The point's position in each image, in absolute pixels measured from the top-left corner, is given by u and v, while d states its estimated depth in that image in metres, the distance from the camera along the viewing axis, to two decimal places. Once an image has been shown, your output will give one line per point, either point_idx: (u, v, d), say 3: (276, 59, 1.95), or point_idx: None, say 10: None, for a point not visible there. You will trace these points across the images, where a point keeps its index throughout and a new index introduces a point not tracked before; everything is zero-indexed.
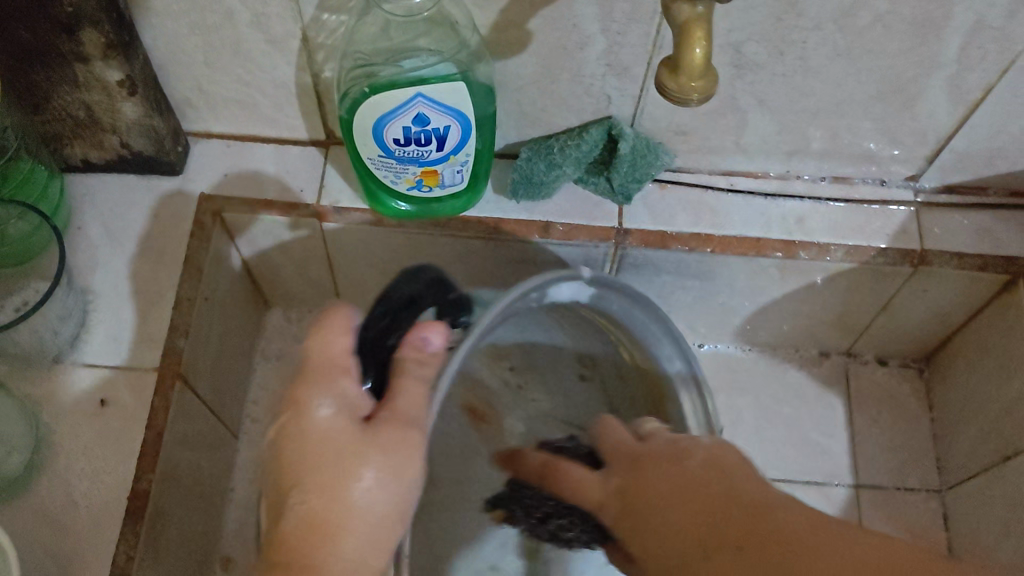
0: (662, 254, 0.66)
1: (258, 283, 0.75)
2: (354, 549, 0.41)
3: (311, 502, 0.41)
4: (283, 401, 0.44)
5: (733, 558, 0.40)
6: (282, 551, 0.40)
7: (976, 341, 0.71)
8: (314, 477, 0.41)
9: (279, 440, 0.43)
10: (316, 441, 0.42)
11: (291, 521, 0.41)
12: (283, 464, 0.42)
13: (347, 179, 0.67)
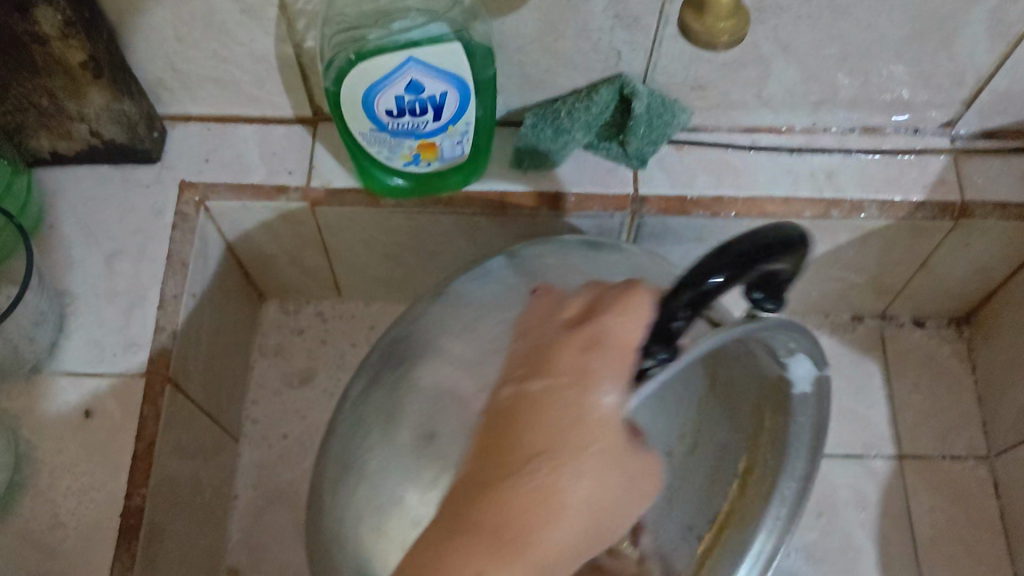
0: (683, 221, 0.61)
1: (251, 274, 0.70)
2: (557, 553, 0.37)
3: (557, 479, 0.38)
4: (546, 353, 0.41)
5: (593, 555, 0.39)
6: (511, 507, 0.37)
7: (1022, 297, 0.67)
8: (571, 454, 0.38)
9: (539, 394, 0.39)
10: (591, 423, 0.38)
11: (527, 485, 0.37)
12: (535, 422, 0.38)
13: (339, 158, 0.62)
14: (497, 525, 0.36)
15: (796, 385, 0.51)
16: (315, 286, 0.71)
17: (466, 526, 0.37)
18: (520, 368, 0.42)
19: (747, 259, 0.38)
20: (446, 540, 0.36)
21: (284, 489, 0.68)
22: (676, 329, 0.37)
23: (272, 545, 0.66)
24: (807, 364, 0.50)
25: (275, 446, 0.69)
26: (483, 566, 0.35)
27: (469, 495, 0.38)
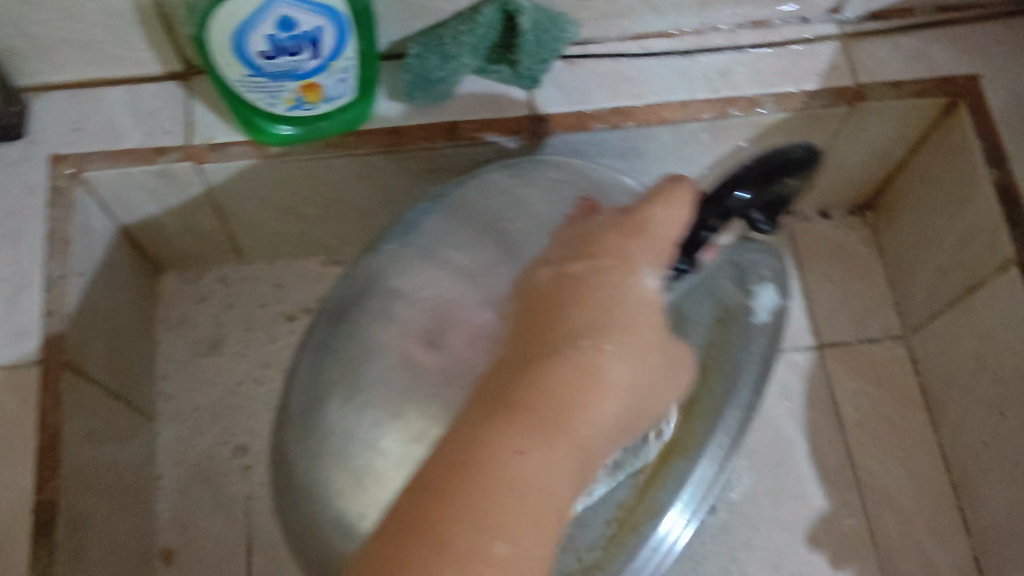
0: (583, 137, 0.60)
1: (143, 246, 0.66)
2: (597, 431, 0.36)
3: (600, 355, 0.37)
4: (588, 238, 0.41)
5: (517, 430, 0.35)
6: (549, 383, 0.36)
7: (921, 176, 0.68)
8: (611, 336, 0.38)
9: (580, 275, 0.40)
10: (629, 304, 0.39)
11: (566, 362, 0.36)
12: (579, 303, 0.39)
13: (218, 111, 0.58)
14: (541, 401, 0.35)
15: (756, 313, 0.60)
16: (214, 250, 0.68)
17: (508, 402, 0.35)
18: (563, 251, 0.42)
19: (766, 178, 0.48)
20: (479, 413, 0.35)
21: (207, 461, 0.65)
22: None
23: (204, 518, 0.64)
24: (772, 294, 0.60)
25: (192, 420, 0.66)
26: (525, 440, 0.34)
27: (505, 374, 0.37)
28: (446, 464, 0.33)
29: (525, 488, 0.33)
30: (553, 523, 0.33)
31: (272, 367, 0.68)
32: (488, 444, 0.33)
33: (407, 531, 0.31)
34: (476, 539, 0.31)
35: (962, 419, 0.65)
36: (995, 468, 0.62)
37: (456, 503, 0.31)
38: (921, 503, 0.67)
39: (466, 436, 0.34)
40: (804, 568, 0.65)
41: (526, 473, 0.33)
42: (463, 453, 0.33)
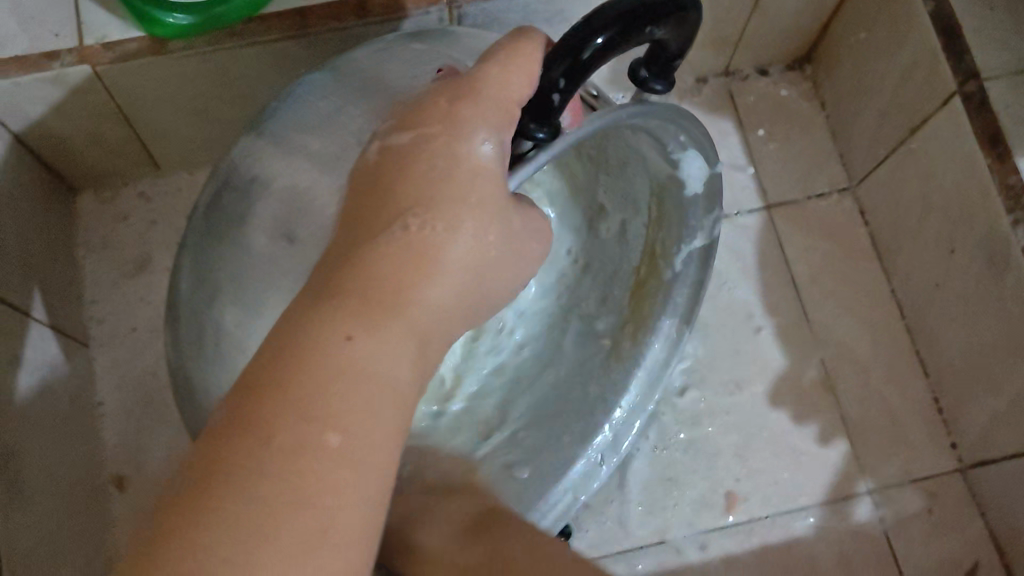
0: (503, 3, 0.58)
1: (51, 165, 0.63)
2: (438, 309, 0.34)
3: (435, 231, 0.34)
4: (416, 103, 0.36)
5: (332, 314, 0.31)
6: (378, 264, 0.33)
7: (857, 20, 0.65)
8: (447, 205, 0.34)
9: (406, 147, 0.35)
10: (463, 176, 0.34)
11: (392, 243, 0.33)
12: (405, 178, 0.34)
13: (110, 6, 0.54)
14: (368, 285, 0.32)
15: (688, 185, 0.50)
16: (130, 163, 0.65)
17: (335, 292, 0.32)
18: (390, 122, 0.37)
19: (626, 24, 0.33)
20: (300, 304, 0.32)
21: (150, 381, 0.63)
22: (556, 106, 0.34)
23: (154, 441, 0.62)
24: (699, 162, 0.48)
25: (128, 341, 0.64)
26: (353, 323, 0.31)
27: (331, 261, 0.34)
28: (266, 361, 0.30)
29: (351, 378, 0.30)
30: (393, 412, 0.30)
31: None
32: (312, 339, 0.30)
33: (227, 435, 0.28)
34: (304, 433, 0.28)
35: (912, 263, 0.65)
36: (948, 308, 0.62)
37: (284, 398, 0.28)
38: (878, 351, 0.66)
39: (285, 331, 0.31)
40: (767, 427, 0.65)
41: (354, 362, 0.30)
42: (283, 351, 0.30)
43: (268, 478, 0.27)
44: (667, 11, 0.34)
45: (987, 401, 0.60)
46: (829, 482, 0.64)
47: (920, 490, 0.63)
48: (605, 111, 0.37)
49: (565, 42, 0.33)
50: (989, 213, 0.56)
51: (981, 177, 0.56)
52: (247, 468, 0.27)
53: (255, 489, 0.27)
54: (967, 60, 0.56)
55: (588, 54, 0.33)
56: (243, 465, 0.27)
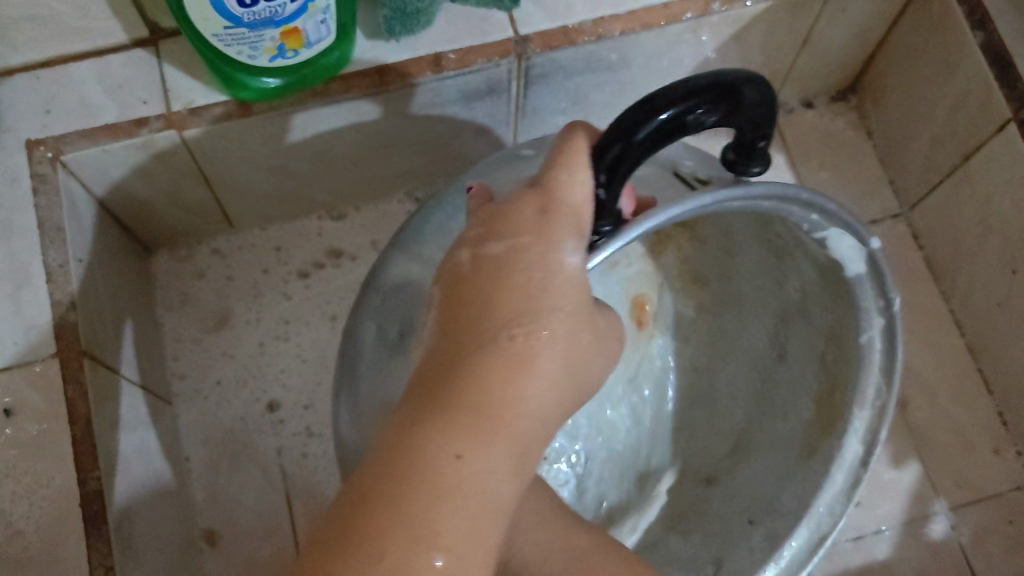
0: (570, 52, 0.59)
1: (130, 227, 0.64)
2: (537, 417, 0.34)
3: (536, 346, 0.34)
4: (505, 205, 0.37)
5: (439, 421, 0.32)
6: (488, 379, 0.33)
7: (903, 51, 0.68)
8: (547, 319, 0.34)
9: (500, 258, 0.35)
10: (560, 287, 0.35)
11: (505, 357, 0.33)
12: (503, 286, 0.35)
13: (195, 73, 0.55)
14: (478, 402, 0.33)
15: (848, 265, 0.46)
16: (205, 223, 0.67)
17: (439, 408, 0.33)
18: (481, 224, 0.37)
19: (677, 111, 0.34)
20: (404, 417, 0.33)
21: (238, 428, 0.65)
22: (601, 200, 0.37)
23: (243, 494, 0.64)
24: (849, 238, 0.44)
25: (212, 395, 0.66)
26: (460, 442, 0.32)
27: (429, 365, 0.35)
28: (368, 476, 0.32)
29: (456, 496, 0.32)
30: (492, 523, 0.32)
31: (293, 322, 0.69)
32: (428, 451, 0.32)
33: (328, 555, 0.30)
34: (415, 554, 0.30)
35: (972, 284, 0.67)
36: (1013, 327, 0.63)
37: (397, 513, 0.31)
38: (943, 371, 0.68)
39: (389, 450, 0.32)
40: None
41: (460, 482, 0.32)
42: (381, 470, 0.32)
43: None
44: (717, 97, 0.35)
45: None
46: (906, 504, 0.65)
47: (995, 507, 0.64)
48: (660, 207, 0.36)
49: (615, 129, 0.35)
50: None
51: None
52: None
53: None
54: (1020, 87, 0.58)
55: (643, 132, 0.35)
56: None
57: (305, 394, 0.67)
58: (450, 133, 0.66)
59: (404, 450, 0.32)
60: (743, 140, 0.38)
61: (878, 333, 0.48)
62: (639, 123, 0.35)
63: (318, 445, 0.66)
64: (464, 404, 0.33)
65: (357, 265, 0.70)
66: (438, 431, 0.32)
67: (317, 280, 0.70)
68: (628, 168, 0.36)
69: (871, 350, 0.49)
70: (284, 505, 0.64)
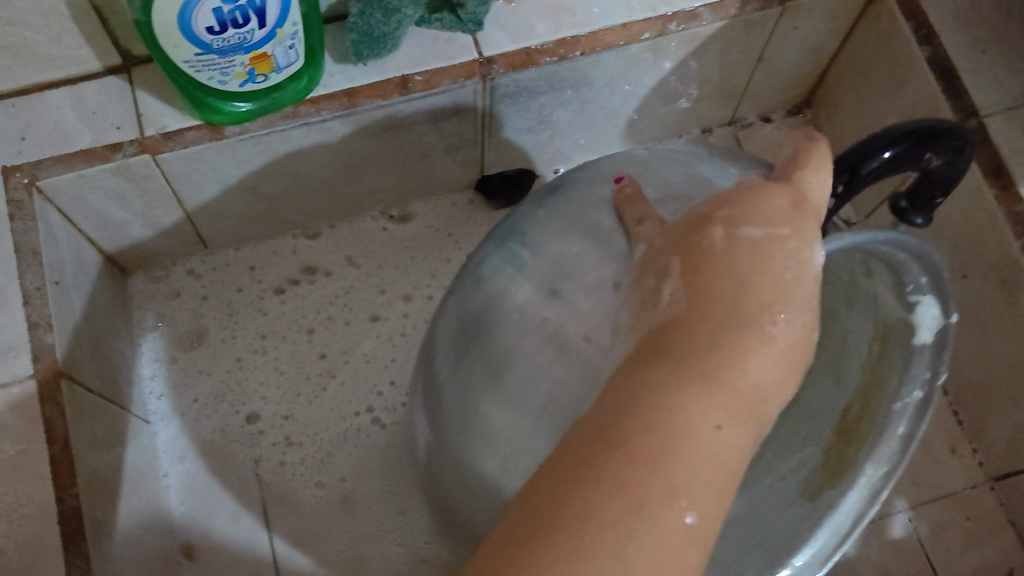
0: (533, 73, 0.61)
1: (105, 249, 0.65)
2: (775, 401, 0.36)
3: (792, 324, 0.37)
4: (749, 197, 0.39)
5: (706, 391, 0.35)
6: (739, 357, 0.36)
7: (854, 66, 0.71)
8: (797, 301, 0.37)
9: (757, 241, 0.38)
10: (805, 275, 0.38)
11: (764, 335, 0.36)
12: (759, 273, 0.37)
13: (167, 98, 0.57)
14: (735, 374, 0.35)
15: (916, 333, 0.48)
16: (181, 244, 0.68)
17: (700, 377, 0.35)
18: (722, 205, 0.39)
19: (908, 135, 0.42)
20: (657, 369, 0.36)
21: (218, 440, 0.67)
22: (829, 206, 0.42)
23: (221, 509, 0.65)
24: (933, 310, 0.46)
25: (190, 412, 0.67)
26: (721, 412, 0.35)
27: (672, 325, 0.37)
28: (617, 417, 0.34)
29: (712, 464, 0.34)
30: (733, 487, 0.35)
31: (270, 337, 0.70)
32: (691, 417, 0.34)
33: (578, 483, 0.33)
34: (670, 512, 0.33)
35: None
36: (965, 329, 0.66)
37: (658, 468, 0.33)
38: None
39: (649, 400, 0.35)
40: None
41: (716, 449, 0.34)
42: (646, 422, 0.34)
43: (633, 546, 0.32)
44: (938, 136, 0.42)
45: (1013, 414, 0.64)
46: None
47: (953, 503, 0.67)
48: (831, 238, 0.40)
49: (845, 160, 0.42)
50: (1002, 242, 0.59)
51: (986, 206, 0.60)
52: (612, 530, 0.32)
53: (621, 549, 0.32)
54: (965, 99, 0.60)
55: (871, 165, 0.41)
56: (598, 521, 0.32)
57: (284, 405, 0.68)
58: (420, 151, 0.67)
59: (671, 411, 0.34)
60: (924, 195, 0.50)
61: (913, 403, 0.49)
62: (868, 159, 0.41)
63: (296, 454, 0.67)
64: (721, 375, 0.35)
65: (332, 282, 0.72)
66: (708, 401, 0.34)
67: (293, 296, 0.71)
68: (868, 181, 0.42)
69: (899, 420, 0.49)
70: (262, 516, 0.65)
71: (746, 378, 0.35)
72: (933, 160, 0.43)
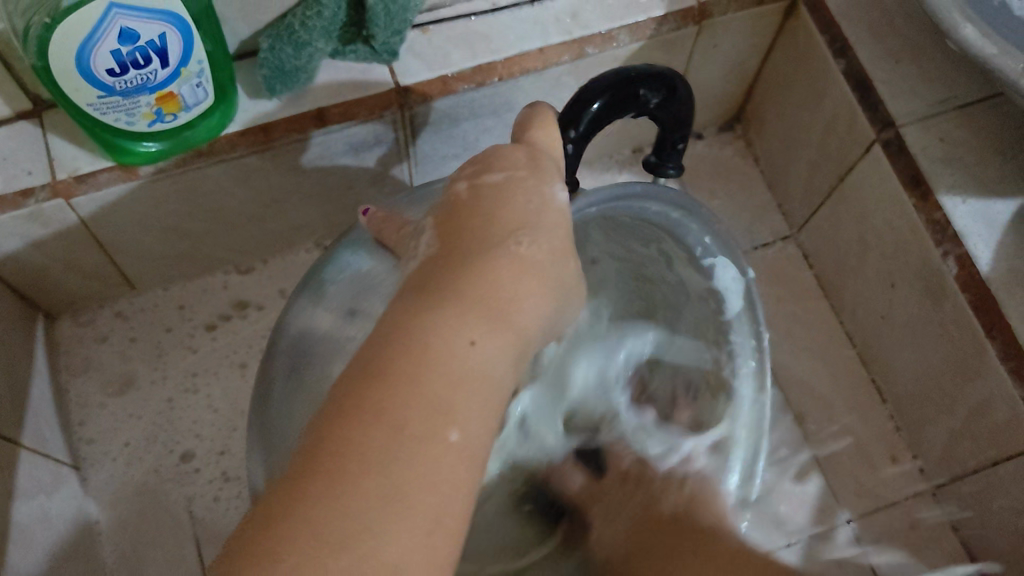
0: (451, 100, 0.61)
1: (26, 295, 0.64)
2: (534, 319, 0.36)
3: (541, 250, 0.37)
4: (493, 151, 0.39)
5: (458, 308, 0.34)
6: (492, 278, 0.35)
7: (778, 78, 0.71)
8: (543, 232, 0.37)
9: (501, 184, 0.38)
10: (554, 212, 0.38)
11: (507, 258, 0.36)
12: (504, 209, 0.37)
13: (79, 141, 0.56)
14: (489, 291, 0.34)
15: (728, 302, 0.52)
16: (106, 285, 0.67)
17: (449, 294, 0.34)
18: (472, 166, 0.39)
19: (620, 79, 0.43)
20: (420, 300, 0.34)
21: (151, 481, 0.66)
22: (569, 154, 0.43)
23: (153, 553, 0.64)
24: (732, 270, 0.51)
25: (121, 456, 0.66)
26: (474, 328, 0.33)
27: (431, 263, 0.36)
28: (380, 349, 0.32)
29: (466, 377, 0.33)
30: (493, 403, 0.34)
31: (201, 374, 0.69)
32: (443, 331, 0.33)
33: (340, 420, 0.30)
34: (433, 428, 0.31)
35: (857, 301, 0.70)
36: (899, 337, 0.66)
37: (413, 384, 0.31)
38: (838, 385, 0.71)
39: (405, 326, 0.33)
40: None
41: (472, 362, 0.33)
42: (398, 343, 0.32)
43: (405, 472, 0.30)
44: (659, 76, 0.44)
45: (945, 420, 0.64)
46: (810, 516, 0.68)
47: (894, 513, 0.67)
48: (584, 196, 0.43)
49: (562, 118, 0.42)
50: (923, 249, 0.59)
51: (909, 214, 0.60)
52: (382, 457, 0.30)
53: (393, 475, 0.30)
54: (882, 110, 0.60)
55: (587, 114, 0.42)
56: (366, 454, 0.30)
57: (219, 440, 0.67)
58: (346, 182, 0.67)
59: (429, 327, 0.33)
60: (667, 140, 0.50)
61: (749, 374, 0.52)
62: (583, 108, 0.42)
63: (232, 490, 0.66)
64: (470, 291, 0.34)
65: (264, 317, 0.72)
66: (462, 315, 0.33)
67: (226, 332, 0.71)
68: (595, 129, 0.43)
69: (743, 389, 0.52)
70: (196, 557, 0.64)
71: (491, 292, 0.34)
72: (665, 96, 0.45)
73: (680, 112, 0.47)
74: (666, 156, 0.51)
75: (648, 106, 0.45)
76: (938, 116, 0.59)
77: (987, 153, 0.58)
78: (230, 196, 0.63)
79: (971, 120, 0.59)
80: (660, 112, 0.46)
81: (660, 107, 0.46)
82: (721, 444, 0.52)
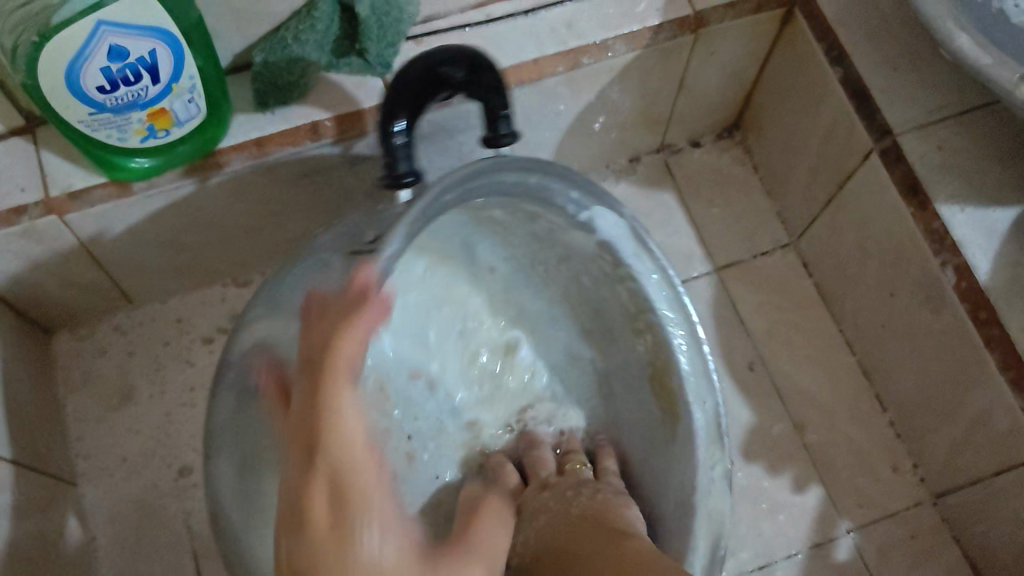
0: (446, 111, 0.60)
1: (21, 310, 0.64)
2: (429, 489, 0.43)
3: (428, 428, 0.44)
4: (324, 303, 0.45)
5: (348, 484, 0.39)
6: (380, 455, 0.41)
7: (776, 86, 0.71)
8: None
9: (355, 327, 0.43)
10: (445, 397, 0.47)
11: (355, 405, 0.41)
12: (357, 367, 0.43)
13: (73, 157, 0.56)
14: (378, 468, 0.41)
15: (620, 248, 0.56)
16: (102, 299, 0.67)
17: (336, 466, 0.40)
18: (310, 329, 0.44)
19: (422, 77, 0.50)
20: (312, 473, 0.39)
21: (150, 496, 0.65)
22: (400, 143, 0.49)
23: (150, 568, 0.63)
24: (607, 214, 0.55)
25: (118, 471, 0.66)
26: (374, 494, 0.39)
27: (304, 441, 0.40)
28: (309, 549, 0.38)
29: (385, 531, 0.39)
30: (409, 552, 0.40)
31: (199, 387, 0.69)
32: (353, 499, 0.39)
33: None
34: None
35: (858, 308, 0.69)
36: (899, 345, 0.65)
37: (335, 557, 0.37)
38: (839, 394, 0.71)
39: (312, 500, 0.39)
40: (746, 480, 0.68)
41: (392, 523, 0.39)
42: (316, 539, 0.38)
43: None
44: (460, 56, 0.50)
45: (946, 429, 0.63)
46: (812, 526, 0.67)
47: (897, 522, 0.67)
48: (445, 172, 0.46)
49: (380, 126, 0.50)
50: (922, 258, 0.59)
51: (908, 223, 0.59)
52: None
53: None
54: (880, 117, 0.60)
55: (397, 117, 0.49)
56: None
57: None
58: (342, 194, 0.67)
59: (329, 501, 0.39)
60: (493, 109, 0.51)
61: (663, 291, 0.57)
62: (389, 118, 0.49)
63: None
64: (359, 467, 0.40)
65: None
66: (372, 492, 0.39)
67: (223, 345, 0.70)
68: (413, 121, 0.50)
69: (677, 332, 0.57)
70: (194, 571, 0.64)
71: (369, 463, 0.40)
72: (476, 74, 0.50)
73: (494, 88, 0.51)
74: (504, 121, 0.51)
75: (456, 84, 0.51)
76: (935, 124, 0.59)
77: (985, 161, 0.58)
78: (224, 210, 0.63)
79: (969, 128, 0.59)
80: (478, 91, 0.51)
81: (473, 84, 0.51)
82: (664, 380, 0.57)
